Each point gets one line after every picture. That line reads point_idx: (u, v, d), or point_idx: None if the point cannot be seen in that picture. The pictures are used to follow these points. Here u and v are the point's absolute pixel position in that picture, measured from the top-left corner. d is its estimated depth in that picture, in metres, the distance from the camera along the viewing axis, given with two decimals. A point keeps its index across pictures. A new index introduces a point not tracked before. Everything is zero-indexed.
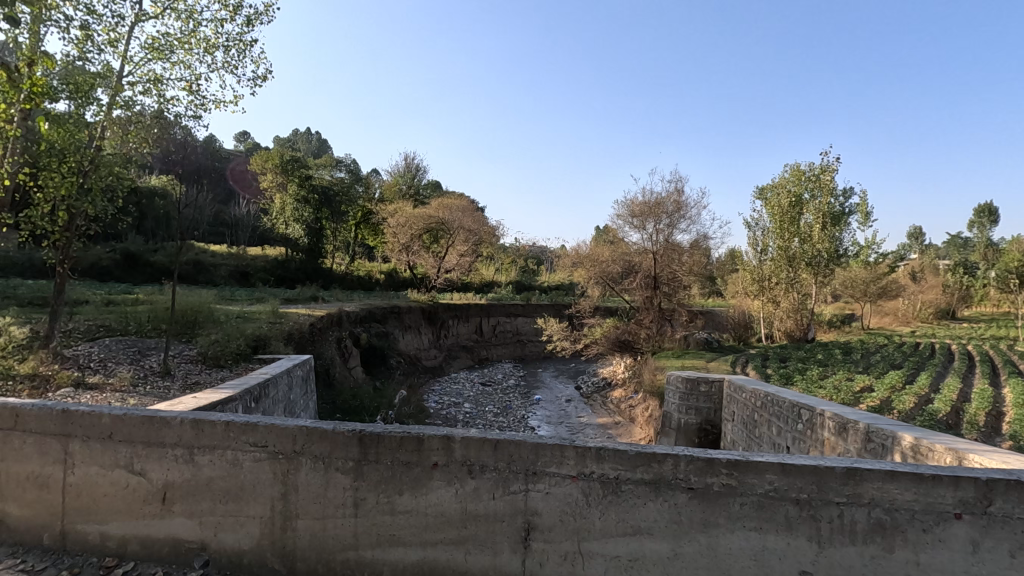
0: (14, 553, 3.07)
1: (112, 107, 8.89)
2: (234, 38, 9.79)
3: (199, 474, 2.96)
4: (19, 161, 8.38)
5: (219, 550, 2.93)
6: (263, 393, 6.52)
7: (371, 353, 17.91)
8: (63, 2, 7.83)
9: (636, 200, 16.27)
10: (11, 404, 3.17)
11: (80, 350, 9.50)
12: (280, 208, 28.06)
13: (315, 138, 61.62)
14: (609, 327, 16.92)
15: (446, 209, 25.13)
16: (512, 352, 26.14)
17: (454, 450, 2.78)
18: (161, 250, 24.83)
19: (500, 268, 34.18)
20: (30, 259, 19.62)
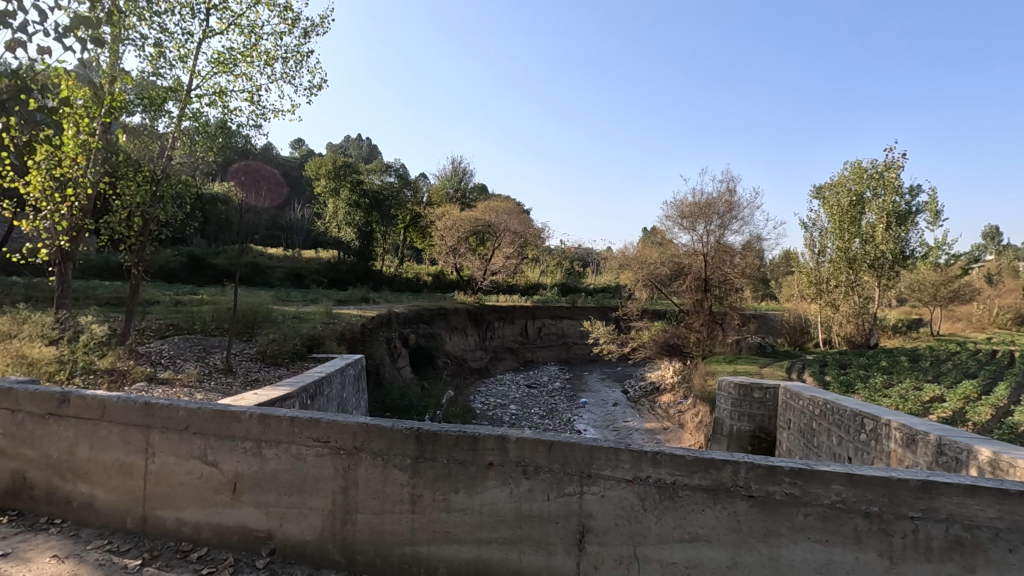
0: (102, 534, 3.33)
1: (182, 118, 9.43)
2: (292, 50, 10.23)
3: (266, 466, 3.11)
4: (100, 171, 9.03)
5: (284, 540, 3.07)
6: (318, 390, 6.76)
7: (418, 354, 18.26)
8: (139, 21, 8.40)
9: (686, 200, 15.93)
10: (99, 396, 3.43)
11: (152, 347, 10.13)
12: (333, 212, 29.08)
13: (366, 143, 63.37)
14: (657, 330, 16.64)
15: (492, 212, 25.34)
16: (558, 354, 26.06)
17: (509, 450, 2.81)
18: (223, 253, 26.16)
19: (545, 270, 34.16)
20: (107, 262, 21.09)
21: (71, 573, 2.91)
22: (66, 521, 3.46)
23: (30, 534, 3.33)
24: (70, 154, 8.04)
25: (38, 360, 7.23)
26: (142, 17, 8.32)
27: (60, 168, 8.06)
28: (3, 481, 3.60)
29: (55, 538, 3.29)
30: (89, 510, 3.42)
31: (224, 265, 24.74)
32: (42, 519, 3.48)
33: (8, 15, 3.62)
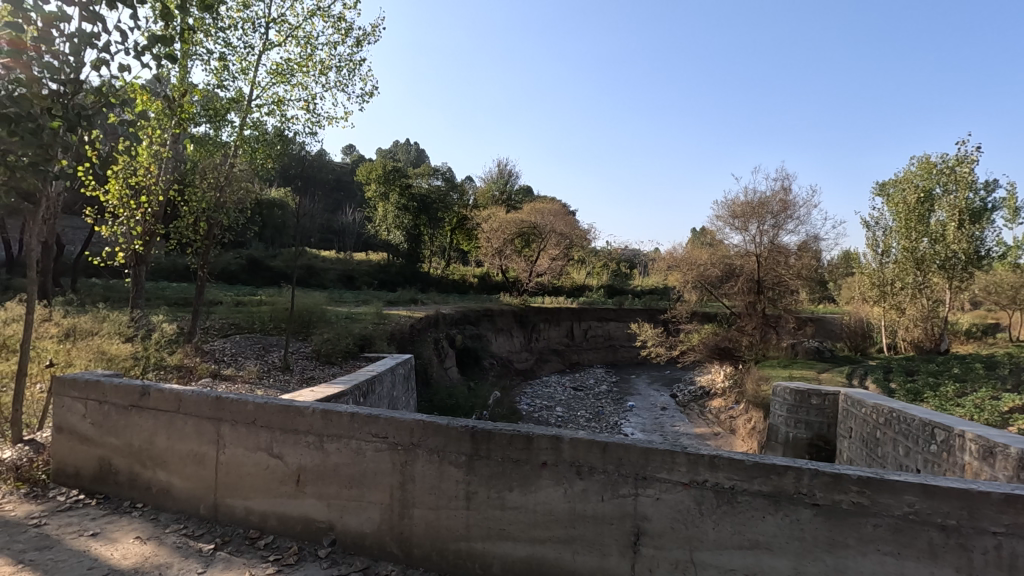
0: (179, 519, 3.56)
1: (243, 127, 9.92)
2: (345, 59, 10.60)
3: (328, 459, 3.23)
4: (170, 179, 9.66)
5: (344, 532, 3.19)
6: (370, 389, 6.96)
7: (465, 355, 18.49)
8: (206, 37, 8.92)
9: (737, 200, 15.48)
10: (175, 389, 3.64)
11: (217, 346, 10.69)
12: (383, 216, 29.92)
13: (414, 148, 64.80)
14: (707, 333, 16.26)
15: (538, 213, 25.38)
16: (604, 357, 25.84)
17: (564, 451, 2.82)
18: (279, 255, 27.32)
19: (591, 272, 33.93)
20: (175, 264, 22.42)
21: (153, 554, 3.14)
22: (146, 505, 3.71)
23: (115, 516, 3.59)
24: (144, 164, 8.62)
25: (117, 357, 7.78)
26: (208, 33, 8.83)
27: (136, 177, 8.65)
28: (91, 467, 3.90)
29: (138, 520, 3.55)
30: (167, 496, 3.65)
31: (280, 267, 25.83)
32: (126, 503, 3.75)
33: (92, 37, 3.93)
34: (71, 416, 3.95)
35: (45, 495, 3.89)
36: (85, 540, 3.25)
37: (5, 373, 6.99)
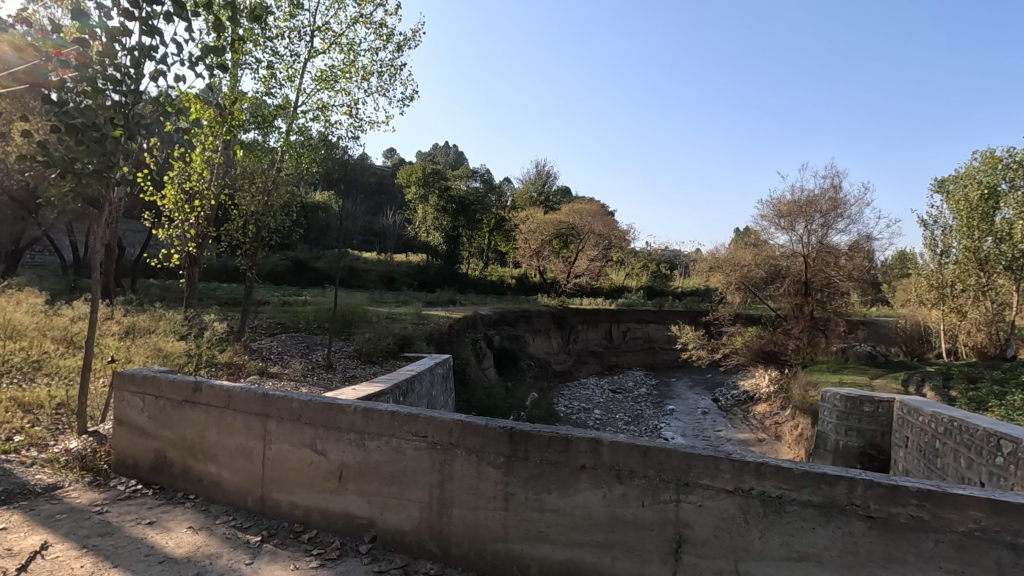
0: (228, 511, 3.69)
1: (289, 132, 10.23)
2: (386, 64, 10.81)
3: (369, 457, 3.29)
4: (221, 184, 10.07)
5: (385, 529, 3.24)
6: (409, 388, 7.06)
7: (503, 356, 18.56)
8: (255, 46, 9.25)
9: (784, 199, 14.95)
10: (225, 386, 3.78)
11: (264, 344, 11.07)
12: (422, 218, 30.38)
13: (453, 150, 65.61)
14: (751, 336, 15.75)
15: (576, 214, 25.20)
16: (643, 359, 25.44)
17: (603, 454, 2.77)
18: (323, 257, 28.10)
19: (630, 273, 33.49)
20: (225, 266, 23.37)
21: (204, 544, 3.26)
22: (198, 496, 3.87)
23: (169, 506, 3.76)
24: (197, 169, 9.01)
25: (172, 354, 8.16)
26: (257, 43, 9.16)
27: (189, 182, 9.04)
28: (148, 459, 4.09)
29: (190, 510, 3.70)
30: (217, 489, 3.80)
31: (324, 269, 26.58)
32: (179, 493, 3.92)
33: (150, 50, 4.14)
34: (129, 409, 4.15)
35: (106, 483, 4.11)
36: (143, 528, 3.41)
37: (72, 368, 7.45)
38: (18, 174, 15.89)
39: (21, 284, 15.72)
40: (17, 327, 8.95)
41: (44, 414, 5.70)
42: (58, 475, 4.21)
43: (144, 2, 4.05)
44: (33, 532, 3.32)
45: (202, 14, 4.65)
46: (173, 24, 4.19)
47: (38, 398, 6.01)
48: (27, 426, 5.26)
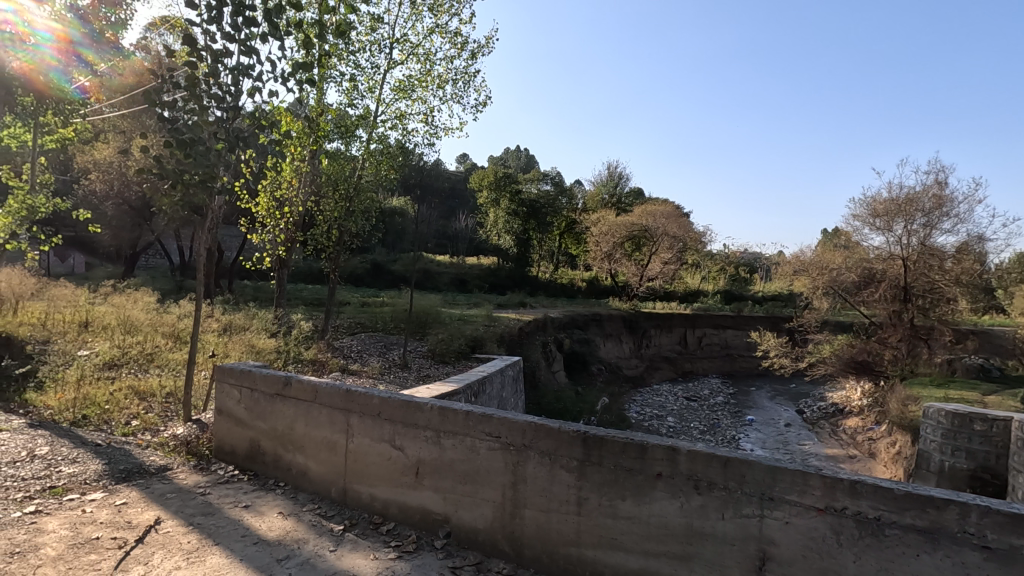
0: (313, 499, 3.92)
1: (370, 141, 10.73)
2: (461, 72, 11.10)
3: (444, 454, 3.38)
4: (308, 191, 10.74)
5: (458, 526, 3.31)
6: (481, 388, 7.18)
7: (573, 359, 18.44)
8: (339, 61, 9.79)
9: (879, 197, 13.83)
10: (312, 382, 4.02)
11: (345, 342, 11.65)
12: (493, 221, 30.87)
13: (524, 154, 66.24)
14: (841, 344, 14.70)
15: (650, 216, 24.62)
16: (720, 366, 24.42)
17: (680, 463, 2.69)
18: (399, 260, 29.21)
19: (706, 276, 32.30)
20: (311, 269, 24.85)
21: (293, 529, 3.48)
22: (287, 484, 4.13)
23: (262, 492, 4.04)
24: (287, 178, 9.65)
25: (263, 351, 8.79)
26: (341, 57, 9.68)
27: (280, 191, 9.71)
28: (244, 446, 4.42)
29: (281, 497, 3.96)
30: (304, 478, 4.04)
31: (400, 271, 27.64)
32: (271, 480, 4.20)
33: (248, 69, 4.49)
34: (229, 400, 4.50)
35: (208, 467, 4.48)
36: (239, 511, 3.69)
37: (179, 361, 8.20)
38: (136, 185, 17.71)
39: (138, 284, 17.50)
40: (135, 323, 9.97)
41: (156, 401, 6.31)
42: (169, 457, 4.64)
43: (242, 26, 4.40)
44: (148, 508, 3.69)
45: (293, 32, 4.97)
46: (267, 43, 4.52)
47: (151, 387, 6.66)
48: (142, 412, 5.85)
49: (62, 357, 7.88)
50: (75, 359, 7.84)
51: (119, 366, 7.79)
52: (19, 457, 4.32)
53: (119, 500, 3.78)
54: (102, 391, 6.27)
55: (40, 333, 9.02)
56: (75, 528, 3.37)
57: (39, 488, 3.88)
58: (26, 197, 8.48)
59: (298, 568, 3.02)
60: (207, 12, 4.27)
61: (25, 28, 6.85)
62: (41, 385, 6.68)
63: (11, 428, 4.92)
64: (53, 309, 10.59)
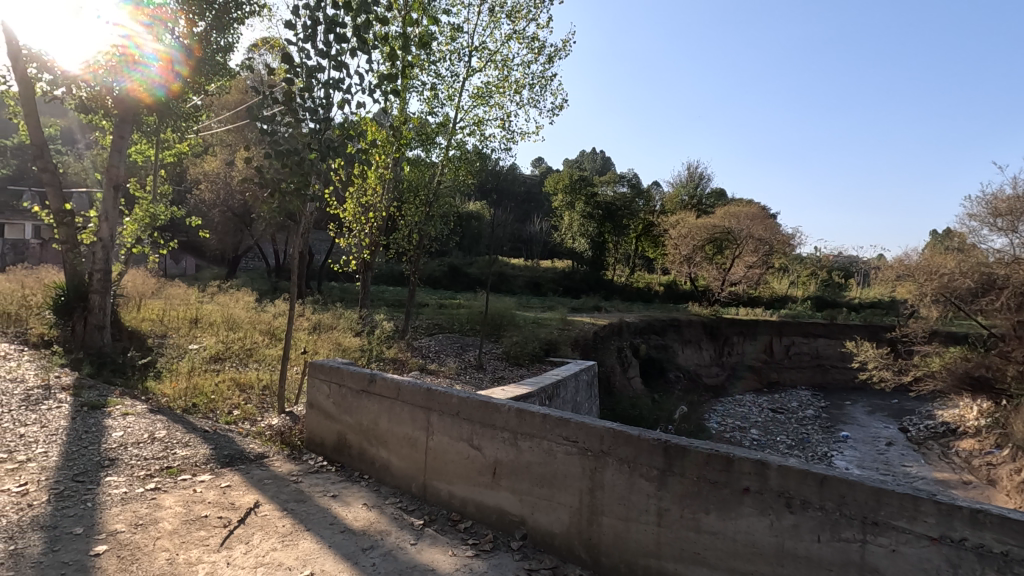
0: (395, 493, 4.07)
1: (449, 148, 11.06)
2: (538, 76, 11.18)
3: (521, 456, 3.40)
4: (391, 198, 11.23)
5: (535, 528, 3.32)
6: (555, 392, 7.17)
7: (649, 365, 17.97)
8: (421, 71, 10.18)
9: (1002, 195, 12.37)
10: (394, 380, 4.19)
11: (424, 342, 12.06)
12: (568, 224, 30.79)
13: (600, 155, 65.49)
14: (954, 357, 13.31)
15: (733, 218, 23.54)
16: (811, 377, 22.89)
17: (770, 478, 2.54)
18: (475, 263, 29.82)
19: (795, 281, 30.40)
20: (391, 271, 25.95)
21: (377, 520, 3.64)
22: (371, 477, 4.32)
23: (348, 483, 4.25)
24: (371, 185, 10.14)
25: (349, 349, 9.27)
26: (423, 68, 10.07)
27: (365, 197, 10.23)
28: (332, 439, 4.67)
29: (364, 489, 4.15)
30: (386, 472, 4.21)
31: (476, 274, 28.23)
32: (356, 473, 4.42)
33: (338, 82, 4.76)
34: (319, 394, 4.77)
35: (300, 457, 4.78)
36: (328, 500, 3.91)
37: (274, 356, 8.83)
38: (239, 194, 19.32)
39: (239, 285, 19.05)
40: (237, 321, 10.86)
41: (254, 393, 6.83)
42: (266, 446, 5.00)
43: (333, 42, 4.66)
44: (248, 492, 4.00)
45: (379, 46, 5.21)
46: (356, 57, 4.77)
47: (250, 380, 7.21)
48: (242, 403, 6.34)
49: (176, 350, 8.71)
50: (187, 352, 8.66)
51: (223, 359, 8.50)
52: (142, 438, 4.83)
53: (224, 483, 4.12)
54: (209, 382, 6.88)
55: (158, 328, 10.03)
56: (188, 505, 3.71)
57: (158, 467, 4.31)
58: (149, 206, 9.47)
59: (381, 559, 3.15)
60: (303, 31, 4.56)
61: (135, 51, 7.68)
62: (159, 375, 7.43)
63: (135, 412, 5.52)
64: (169, 306, 11.76)
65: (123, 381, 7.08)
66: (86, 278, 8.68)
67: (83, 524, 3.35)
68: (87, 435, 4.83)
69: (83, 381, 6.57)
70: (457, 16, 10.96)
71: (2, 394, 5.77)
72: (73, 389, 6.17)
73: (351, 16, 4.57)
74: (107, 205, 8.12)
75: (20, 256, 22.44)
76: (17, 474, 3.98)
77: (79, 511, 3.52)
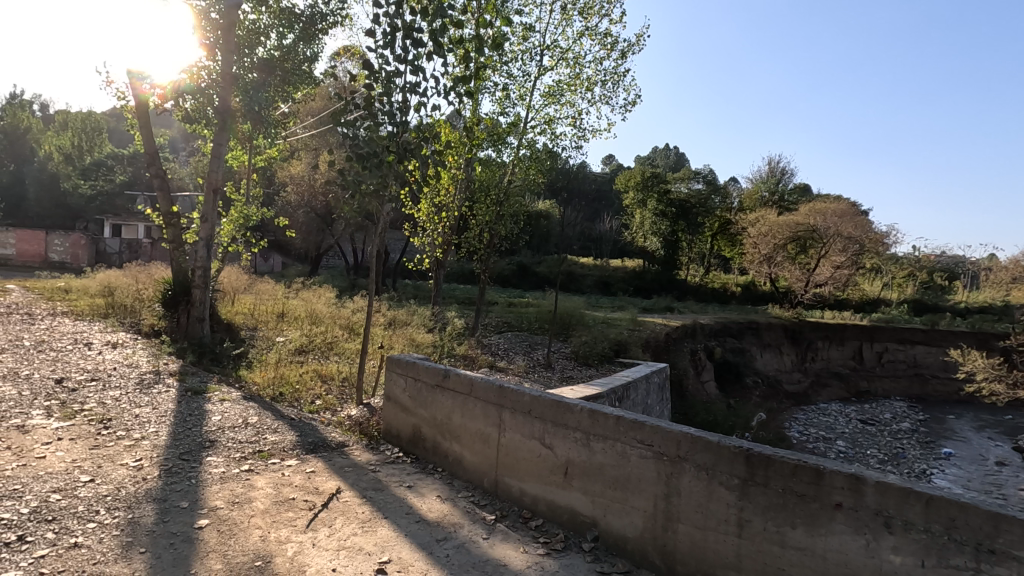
0: (467, 487, 4.15)
1: (519, 147, 11.16)
2: (610, 72, 11.04)
3: (594, 458, 3.36)
4: (463, 198, 11.48)
5: (608, 531, 3.28)
6: (626, 393, 7.03)
7: (725, 369, 17.24)
8: (493, 72, 10.33)
9: None
10: (468, 376, 4.27)
11: (493, 340, 12.22)
12: (640, 222, 30.16)
13: (674, 152, 63.41)
14: None
15: (818, 215, 22.06)
16: (907, 387, 21.13)
17: (866, 495, 2.37)
18: (544, 261, 29.85)
19: (890, 283, 28.09)
20: (462, 269, 26.49)
21: (450, 513, 3.72)
22: (443, 470, 4.44)
23: (423, 475, 4.39)
24: (444, 186, 10.39)
25: (421, 345, 9.57)
26: (495, 69, 10.24)
27: (439, 197, 10.50)
28: (408, 431, 4.84)
29: (438, 481, 4.27)
30: (459, 465, 4.30)
31: (545, 273, 28.27)
32: (430, 465, 4.55)
33: (414, 86, 4.91)
34: (396, 388, 4.95)
35: (378, 447, 4.99)
36: (404, 490, 4.05)
37: (353, 350, 9.26)
38: (322, 196, 20.43)
39: (321, 282, 20.11)
40: (319, 316, 11.49)
41: (335, 384, 7.20)
42: (346, 435, 5.25)
43: (410, 47, 4.80)
44: (330, 478, 4.22)
45: (454, 49, 5.33)
46: (432, 61, 4.89)
47: (331, 372, 7.61)
48: (324, 393, 6.69)
49: (265, 342, 9.33)
50: (275, 344, 9.26)
51: (306, 352, 9.03)
52: (237, 423, 5.22)
53: (309, 468, 4.38)
54: (295, 373, 7.32)
55: (250, 321, 10.80)
56: (277, 488, 3.97)
57: (250, 450, 4.65)
58: (243, 208, 10.21)
59: (455, 550, 3.23)
60: (382, 37, 4.73)
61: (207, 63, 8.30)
62: (250, 365, 8.00)
63: (231, 398, 5.97)
64: (259, 301, 12.62)
65: (220, 369, 7.69)
66: (189, 274, 9.50)
67: (188, 499, 3.67)
68: (191, 418, 5.28)
69: (186, 368, 7.19)
70: (530, 16, 11.04)
71: (120, 377, 6.43)
72: (179, 375, 6.78)
73: (428, 21, 4.69)
74: (208, 207, 8.84)
75: (134, 255, 24.89)
76: (134, 450, 4.43)
77: (185, 486, 3.87)
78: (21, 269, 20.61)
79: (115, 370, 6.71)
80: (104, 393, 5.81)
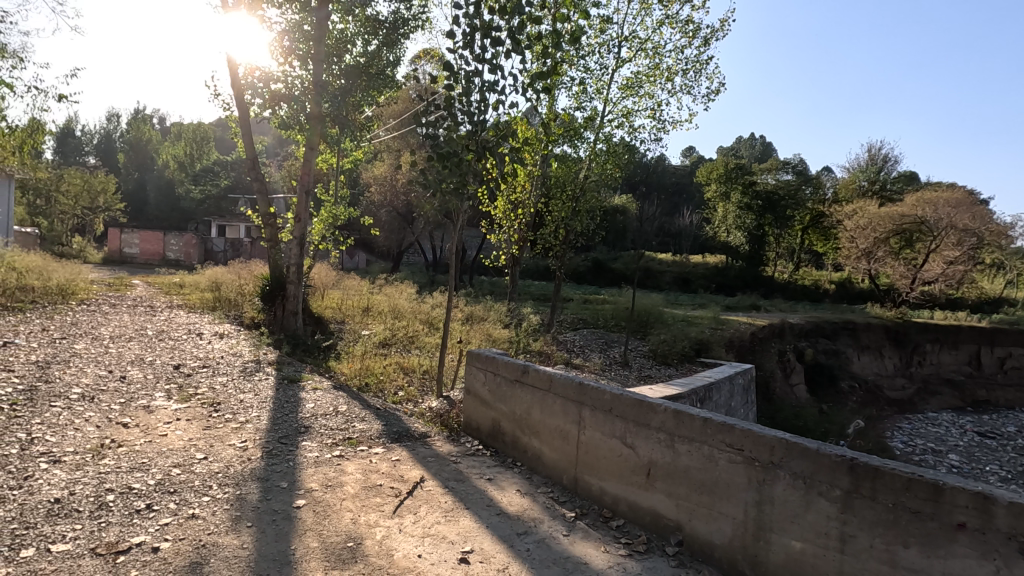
0: (546, 482, 4.16)
1: (596, 142, 11.01)
2: (692, 60, 10.64)
3: (678, 460, 3.26)
4: (539, 194, 11.51)
5: (693, 536, 3.16)
6: (708, 395, 6.75)
7: (817, 372, 16.13)
8: (569, 67, 10.25)
9: None
10: (547, 371, 4.27)
11: (569, 337, 12.16)
12: (722, 216, 28.88)
13: (759, 142, 59.97)
14: None
15: (928, 205, 19.97)
16: None
17: (996, 517, 2.13)
18: (620, 257, 29.31)
19: (1015, 281, 25.05)
20: (536, 265, 26.55)
21: (529, 507, 3.75)
22: (523, 465, 4.47)
23: (502, 468, 4.45)
24: (521, 183, 10.45)
25: (498, 340, 9.71)
26: (571, 64, 10.19)
27: (515, 195, 10.57)
28: (487, 425, 4.92)
29: (517, 475, 4.31)
30: (538, 461, 4.32)
31: (621, 270, 27.77)
32: (509, 459, 4.61)
33: (493, 84, 4.95)
34: (476, 381, 5.03)
35: (458, 439, 5.11)
36: (484, 482, 4.13)
37: (433, 343, 9.54)
38: (403, 195, 21.21)
39: (402, 278, 20.91)
40: (401, 311, 11.96)
41: (416, 376, 7.46)
42: (428, 426, 5.43)
43: (489, 46, 4.85)
44: (415, 467, 4.38)
45: (533, 46, 5.31)
46: (510, 58, 4.92)
47: (413, 365, 7.89)
48: (406, 385, 6.95)
49: (352, 335, 9.84)
50: (361, 337, 9.74)
51: (389, 345, 9.43)
52: (328, 411, 5.55)
53: (394, 456, 4.57)
54: (379, 365, 7.66)
55: (338, 315, 11.43)
56: (365, 474, 4.17)
57: (341, 437, 4.92)
58: (332, 208, 10.82)
59: (537, 545, 3.25)
60: (462, 38, 4.81)
61: None
62: (339, 356, 8.47)
63: (322, 388, 6.36)
64: (346, 296, 13.31)
65: (312, 360, 8.20)
66: (285, 270, 10.20)
67: (287, 480, 3.94)
68: (288, 404, 5.67)
69: (282, 359, 7.72)
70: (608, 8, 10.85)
71: (227, 365, 7.02)
72: (276, 364, 7.31)
73: (507, 19, 4.71)
74: (301, 208, 9.43)
75: (236, 253, 27.06)
76: (240, 432, 4.82)
77: (283, 467, 4.17)
78: (144, 266, 23.03)
79: (222, 358, 7.34)
80: (214, 380, 6.36)
